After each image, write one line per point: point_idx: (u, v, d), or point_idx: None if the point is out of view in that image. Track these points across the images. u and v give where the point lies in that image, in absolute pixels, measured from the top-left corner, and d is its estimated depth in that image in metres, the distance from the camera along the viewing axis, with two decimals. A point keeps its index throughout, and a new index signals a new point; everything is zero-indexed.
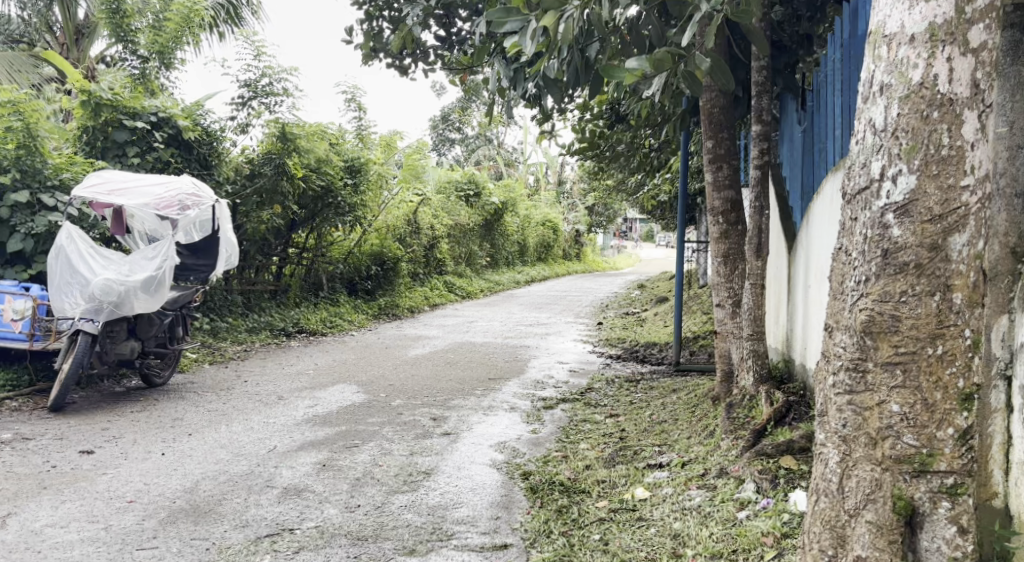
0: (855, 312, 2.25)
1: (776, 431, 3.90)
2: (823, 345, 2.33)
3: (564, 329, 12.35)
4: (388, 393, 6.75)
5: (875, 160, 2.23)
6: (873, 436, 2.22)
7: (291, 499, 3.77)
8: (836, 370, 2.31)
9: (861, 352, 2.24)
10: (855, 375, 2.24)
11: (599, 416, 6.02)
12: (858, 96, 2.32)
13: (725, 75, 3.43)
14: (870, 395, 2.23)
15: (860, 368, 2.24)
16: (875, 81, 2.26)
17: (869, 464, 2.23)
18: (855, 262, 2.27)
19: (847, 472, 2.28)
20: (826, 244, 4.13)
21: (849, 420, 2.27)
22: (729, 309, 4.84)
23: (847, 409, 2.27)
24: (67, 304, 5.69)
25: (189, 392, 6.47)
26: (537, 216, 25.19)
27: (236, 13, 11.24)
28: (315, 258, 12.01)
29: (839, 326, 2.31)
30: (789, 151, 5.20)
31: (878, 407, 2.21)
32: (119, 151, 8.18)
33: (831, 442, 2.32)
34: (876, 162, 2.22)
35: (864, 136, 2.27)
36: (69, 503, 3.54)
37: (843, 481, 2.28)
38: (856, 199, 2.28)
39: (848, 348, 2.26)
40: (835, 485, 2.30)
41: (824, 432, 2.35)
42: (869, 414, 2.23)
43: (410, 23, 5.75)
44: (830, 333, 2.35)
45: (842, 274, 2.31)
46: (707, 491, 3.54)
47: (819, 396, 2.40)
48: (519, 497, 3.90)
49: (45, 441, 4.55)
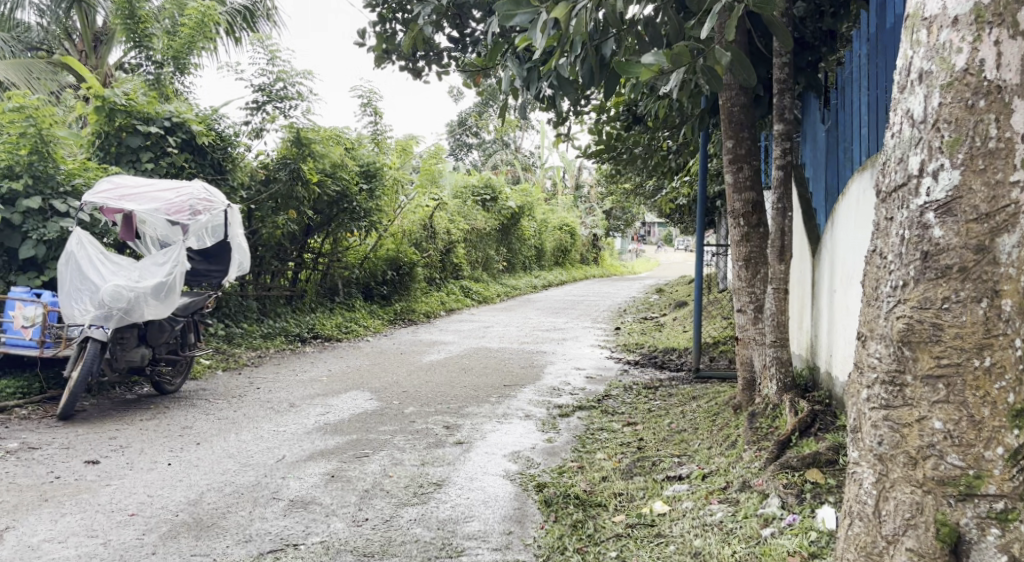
0: (891, 320, 2.13)
1: (801, 443, 3.75)
2: (857, 355, 2.22)
3: (581, 334, 12.20)
4: (401, 400, 6.64)
5: (914, 154, 2.10)
6: (913, 455, 2.09)
7: (297, 512, 3.66)
8: (871, 383, 2.19)
9: (899, 363, 2.11)
10: (893, 389, 2.12)
11: (617, 424, 5.87)
12: (894, 84, 2.19)
13: (747, 70, 3.27)
14: (909, 410, 2.10)
15: (898, 382, 2.11)
16: (914, 68, 2.13)
17: (908, 486, 2.10)
18: (891, 266, 2.15)
19: (884, 494, 2.16)
20: (853, 247, 3.96)
21: (885, 437, 2.15)
22: (751, 315, 4.68)
23: (883, 425, 2.15)
24: (77, 311, 5.62)
25: (201, 399, 6.40)
26: (554, 220, 25.04)
27: (251, 18, 11.21)
28: (331, 264, 11.95)
29: (873, 335, 2.19)
30: (813, 151, 5.04)
31: (918, 423, 2.08)
32: (133, 157, 8.09)
33: (866, 461, 2.21)
34: (915, 157, 2.10)
35: (901, 128, 2.15)
36: (70, 517, 3.46)
37: (880, 504, 2.16)
38: (893, 196, 2.16)
39: (884, 360, 2.14)
40: (871, 508, 2.19)
41: (858, 450, 2.24)
42: (908, 431, 2.10)
43: (423, 23, 5.64)
44: (864, 343, 2.24)
45: (877, 279, 2.20)
46: (729, 505, 3.38)
47: (854, 411, 2.28)
48: (532, 511, 3.77)
49: (51, 451, 4.48)
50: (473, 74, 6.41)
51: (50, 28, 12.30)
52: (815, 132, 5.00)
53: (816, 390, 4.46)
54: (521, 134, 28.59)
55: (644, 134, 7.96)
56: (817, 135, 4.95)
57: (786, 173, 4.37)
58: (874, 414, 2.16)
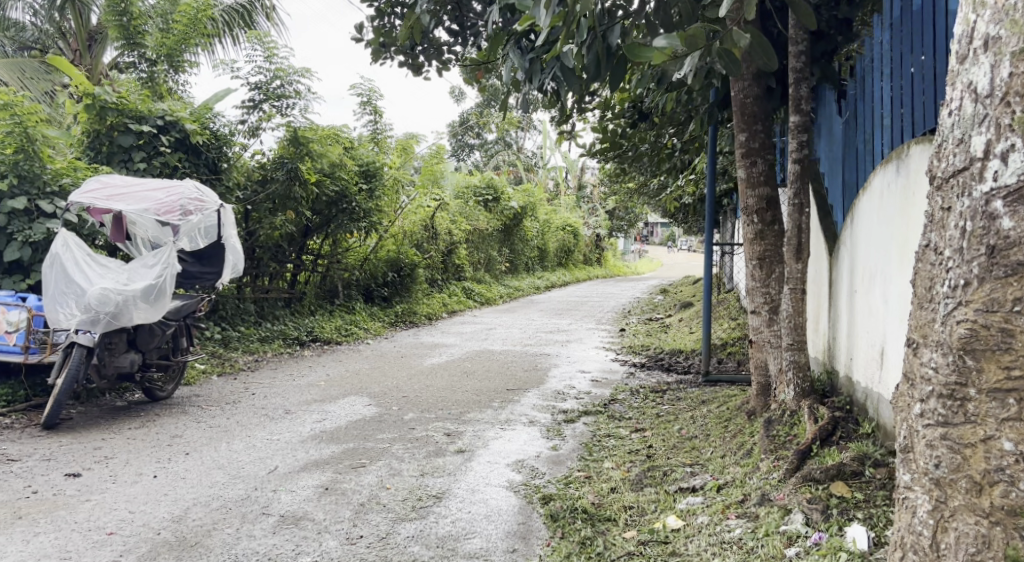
0: (950, 325, 1.99)
1: (823, 452, 3.53)
2: (910, 364, 2.08)
3: (586, 335, 11.98)
4: (401, 406, 6.42)
5: (978, 133, 1.95)
6: (977, 480, 1.96)
7: (287, 529, 3.48)
8: (926, 396, 2.06)
9: (960, 375, 1.97)
10: (952, 404, 1.99)
11: (624, 431, 5.65)
12: (953, 56, 2.04)
13: (767, 51, 3.04)
14: (974, 429, 1.96)
15: (958, 396, 1.98)
16: (979, 35, 1.97)
17: (972, 516, 1.97)
18: (950, 262, 2.00)
19: (943, 524, 2.03)
20: (873, 243, 3.71)
21: (943, 460, 2.02)
22: (765, 316, 4.47)
23: (941, 445, 2.02)
24: (62, 315, 5.40)
25: (193, 406, 6.18)
26: (557, 220, 24.81)
27: (249, 16, 11.02)
28: (331, 265, 11.74)
29: (926, 343, 2.07)
30: (828, 144, 4.80)
31: (983, 444, 1.94)
32: (125, 156, 7.90)
33: (920, 485, 2.09)
34: (980, 136, 1.94)
35: (962, 105, 2.00)
36: (42, 536, 3.35)
37: (938, 535, 2.04)
38: (953, 182, 2.00)
39: (943, 370, 2.00)
40: (928, 540, 2.06)
41: (911, 473, 2.12)
42: (972, 453, 1.96)
43: (421, 14, 5.43)
44: (916, 350, 2.11)
45: (932, 278, 2.06)
46: (748, 521, 3.16)
47: (904, 429, 2.16)
48: (537, 526, 3.57)
49: (32, 463, 4.29)
50: (474, 69, 6.22)
51: (43, 28, 12.12)
52: (830, 124, 4.77)
53: (835, 395, 4.24)
54: (523, 134, 28.37)
55: (650, 130, 7.74)
56: (832, 128, 4.72)
57: (803, 166, 4.14)
58: (930, 431, 2.04)
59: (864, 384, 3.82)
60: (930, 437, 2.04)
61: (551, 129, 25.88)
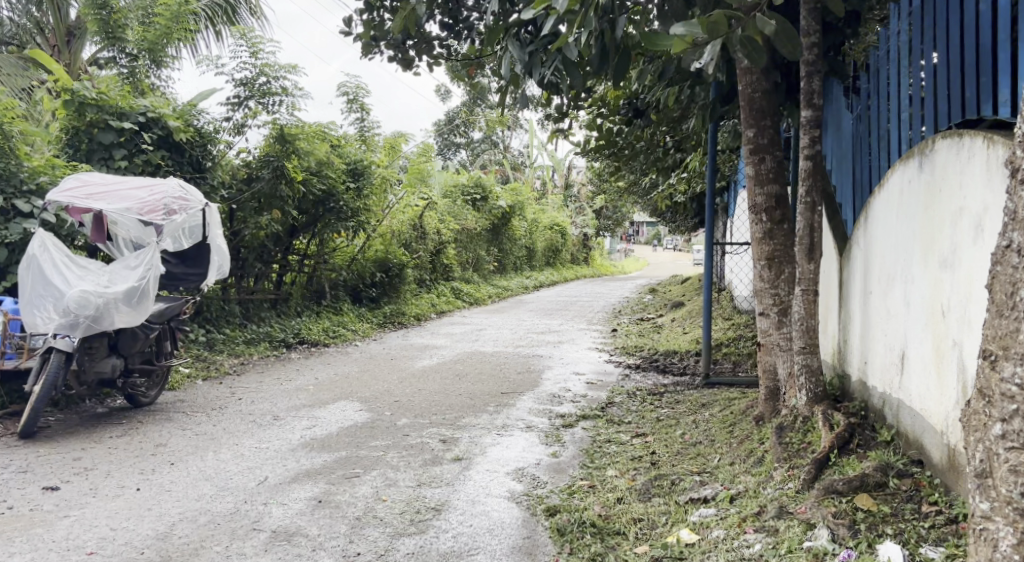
0: None
1: (842, 461, 3.38)
2: (991, 382, 2.03)
3: (577, 336, 11.82)
4: (393, 411, 6.22)
5: None
6: None
7: (280, 546, 3.30)
8: (1008, 415, 2.02)
9: None
10: None
11: (625, 436, 5.48)
12: None
13: (793, 39, 2.90)
14: None
15: None
16: None
17: None
18: None
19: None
20: (891, 243, 3.55)
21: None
22: (774, 319, 4.32)
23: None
24: (39, 319, 5.15)
25: (177, 413, 5.95)
26: (545, 219, 24.65)
27: (233, 11, 10.79)
28: (318, 266, 11.51)
29: (1008, 355, 2.02)
30: (836, 141, 4.64)
31: None
32: (106, 154, 7.65)
33: (1001, 513, 2.05)
34: None
35: None
36: (17, 557, 3.14)
37: None
38: None
39: None
40: None
41: (989, 500, 2.08)
42: None
43: (415, 5, 5.25)
44: (994, 365, 2.06)
45: (1015, 284, 2.00)
46: (767, 535, 3.00)
47: (978, 450, 2.12)
48: (543, 541, 3.41)
49: (7, 476, 4.07)
50: (467, 65, 6.04)
51: (21, 23, 11.81)
52: (838, 120, 4.61)
53: (848, 400, 4.09)
54: (509, 133, 28.20)
55: (646, 127, 7.58)
56: (841, 123, 4.56)
57: (814, 162, 3.98)
58: (1014, 455, 2.00)
59: (881, 390, 3.67)
60: (1015, 461, 2.01)
61: (538, 127, 25.71)
